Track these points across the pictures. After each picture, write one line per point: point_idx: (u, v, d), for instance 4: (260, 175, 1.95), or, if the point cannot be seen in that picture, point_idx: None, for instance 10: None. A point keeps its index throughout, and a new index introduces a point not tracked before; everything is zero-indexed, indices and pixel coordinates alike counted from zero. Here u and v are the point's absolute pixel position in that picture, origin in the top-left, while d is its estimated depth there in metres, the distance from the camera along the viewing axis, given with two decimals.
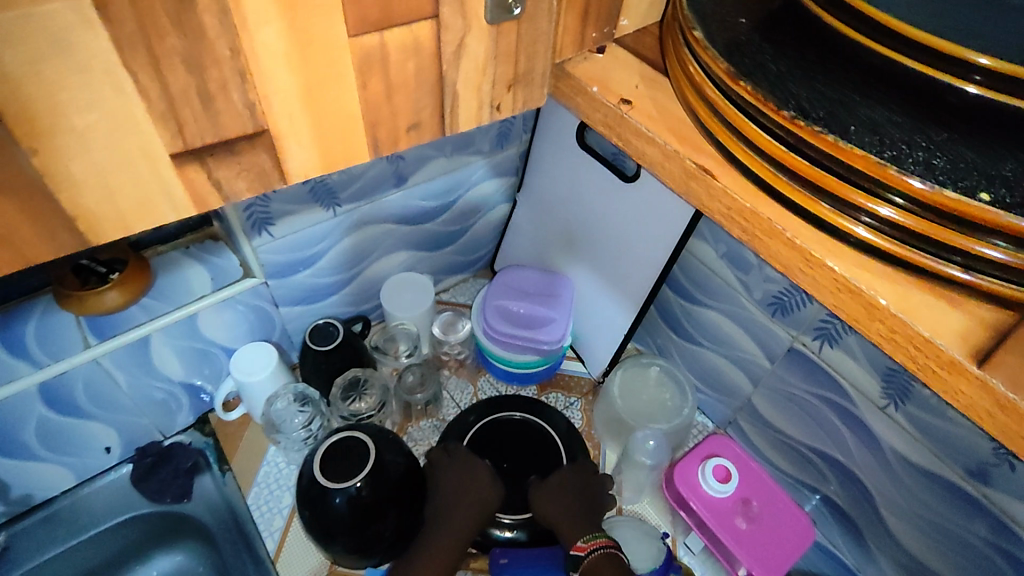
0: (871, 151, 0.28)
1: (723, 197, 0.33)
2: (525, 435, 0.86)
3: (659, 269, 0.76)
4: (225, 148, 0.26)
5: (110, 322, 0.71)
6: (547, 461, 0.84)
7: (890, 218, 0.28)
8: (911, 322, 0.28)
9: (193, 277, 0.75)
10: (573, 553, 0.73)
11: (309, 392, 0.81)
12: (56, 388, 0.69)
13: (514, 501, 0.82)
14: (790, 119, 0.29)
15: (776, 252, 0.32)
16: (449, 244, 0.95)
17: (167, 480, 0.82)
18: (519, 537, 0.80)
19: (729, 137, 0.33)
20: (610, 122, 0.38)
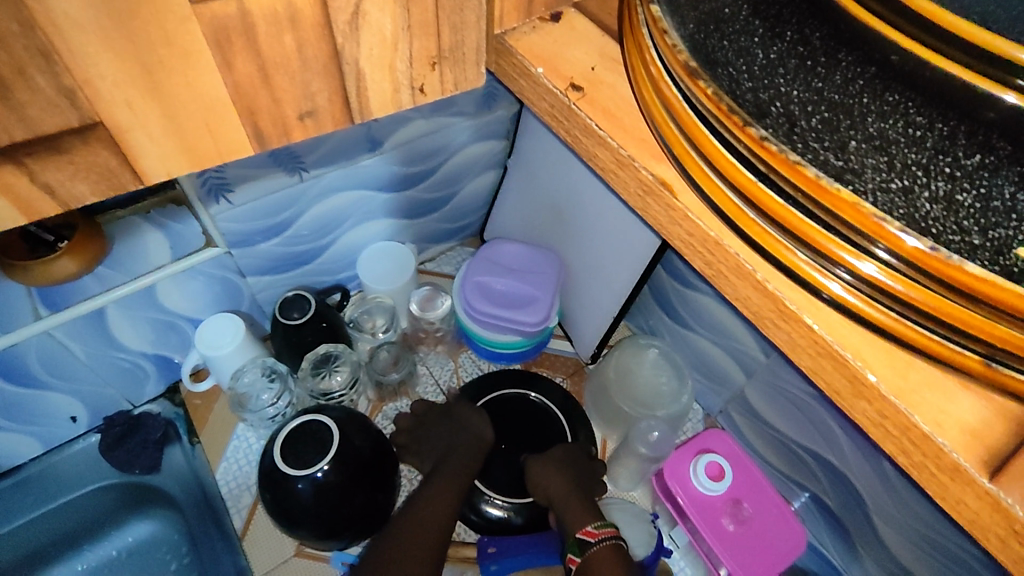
0: (868, 196, 0.24)
1: (685, 222, 0.32)
2: (531, 416, 0.82)
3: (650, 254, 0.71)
4: (47, 147, 0.22)
5: (63, 294, 0.67)
6: (550, 434, 0.80)
7: (871, 275, 0.26)
8: (911, 414, 0.27)
9: (152, 244, 0.71)
10: (580, 537, 0.68)
11: (277, 366, 0.78)
12: (7, 360, 0.65)
13: (513, 489, 0.77)
14: (759, 140, 0.26)
15: (746, 297, 0.31)
16: (433, 211, 0.90)
17: (135, 452, 0.78)
18: (513, 519, 0.75)
19: (694, 161, 0.31)
20: (556, 110, 0.37)
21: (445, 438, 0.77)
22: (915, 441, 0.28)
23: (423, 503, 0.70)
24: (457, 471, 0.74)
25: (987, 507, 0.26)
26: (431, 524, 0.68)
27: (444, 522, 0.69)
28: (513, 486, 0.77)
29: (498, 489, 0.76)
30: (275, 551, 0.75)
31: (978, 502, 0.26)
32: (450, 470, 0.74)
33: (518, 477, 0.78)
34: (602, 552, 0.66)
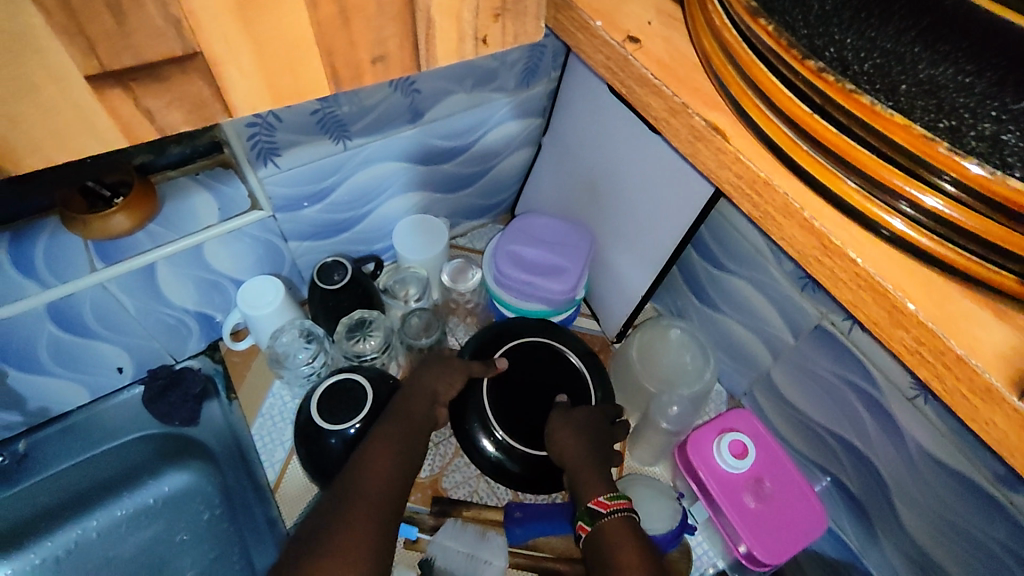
0: (920, 121, 0.26)
1: (737, 162, 0.34)
2: (564, 375, 0.76)
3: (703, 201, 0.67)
4: (151, 73, 0.25)
5: (117, 248, 0.71)
6: (573, 386, 0.76)
7: (935, 208, 0.27)
8: (948, 339, 0.29)
9: (201, 204, 0.74)
10: (591, 506, 0.63)
11: (315, 329, 0.81)
12: (64, 309, 0.69)
13: (527, 436, 0.72)
14: (816, 71, 0.27)
15: (793, 236, 0.34)
16: (468, 186, 0.93)
17: (177, 404, 0.81)
18: (507, 466, 0.71)
19: (754, 101, 0.32)
20: (612, 62, 0.39)
21: (416, 385, 0.70)
22: (949, 364, 0.29)
23: (371, 457, 0.61)
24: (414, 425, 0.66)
25: (1014, 425, 0.27)
26: (382, 482, 0.59)
27: (395, 482, 0.60)
28: (524, 430, 0.72)
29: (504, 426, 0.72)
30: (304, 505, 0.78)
31: (1007, 428, 0.28)
32: (388, 431, 0.64)
33: (536, 426, 0.72)
34: (614, 523, 0.61)
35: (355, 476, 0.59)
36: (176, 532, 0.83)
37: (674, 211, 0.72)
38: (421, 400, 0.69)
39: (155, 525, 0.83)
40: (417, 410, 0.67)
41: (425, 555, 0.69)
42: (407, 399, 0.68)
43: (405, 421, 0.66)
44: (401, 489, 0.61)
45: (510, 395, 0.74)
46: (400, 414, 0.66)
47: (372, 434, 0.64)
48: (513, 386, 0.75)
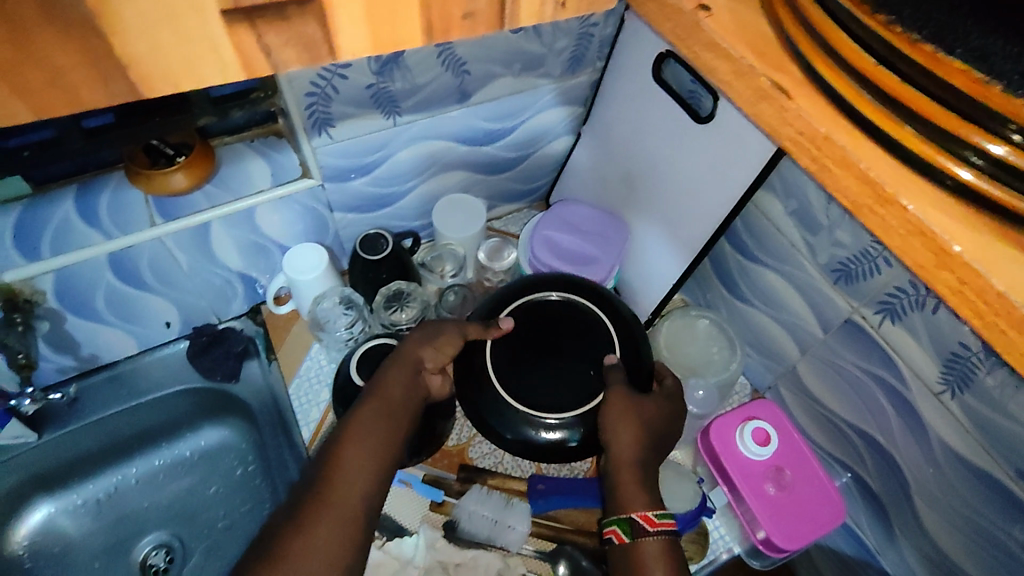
0: (980, 70, 0.28)
1: (799, 121, 0.36)
2: (558, 315, 0.69)
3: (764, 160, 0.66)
4: (276, 13, 0.28)
5: (174, 205, 0.74)
6: (593, 333, 0.68)
7: (1000, 155, 0.29)
8: (988, 275, 0.30)
9: (255, 169, 0.78)
10: (635, 518, 0.58)
11: (354, 297, 0.85)
12: (123, 260, 0.73)
13: (566, 401, 0.64)
14: (885, 23, 0.30)
15: (848, 187, 0.35)
16: (504, 170, 0.95)
17: (219, 360, 0.86)
18: (570, 442, 0.63)
19: (821, 58, 0.34)
20: (683, 29, 0.41)
21: (398, 366, 0.65)
22: (990, 301, 0.31)
23: (342, 449, 0.57)
24: (395, 411, 0.62)
25: None
26: (354, 477, 0.55)
27: (369, 477, 0.56)
28: (566, 398, 0.64)
29: (544, 404, 0.64)
30: None
31: None
32: (364, 410, 0.60)
33: (569, 384, 0.65)
34: (654, 544, 0.57)
35: (324, 470, 0.55)
36: (210, 484, 0.88)
37: (711, 199, 0.74)
38: (404, 380, 0.64)
39: (191, 476, 0.89)
40: (397, 384, 0.63)
41: (449, 518, 0.72)
42: (388, 374, 0.64)
43: (383, 398, 0.62)
44: (376, 485, 0.56)
45: (522, 363, 0.66)
46: (379, 399, 0.61)
47: (350, 414, 0.61)
48: (529, 350, 0.67)
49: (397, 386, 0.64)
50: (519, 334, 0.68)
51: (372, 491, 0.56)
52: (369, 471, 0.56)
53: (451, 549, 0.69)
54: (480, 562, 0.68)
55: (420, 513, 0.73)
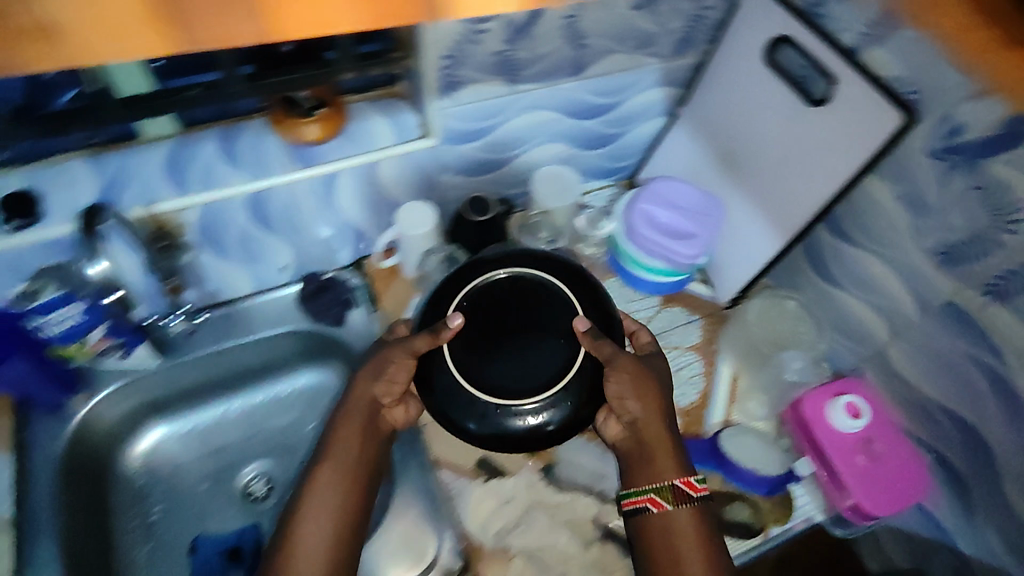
0: None
1: None
2: (507, 292, 0.69)
3: (887, 134, 0.69)
4: None
5: (310, 154, 0.80)
6: (552, 309, 0.68)
7: None
8: None
9: (378, 127, 0.82)
10: (680, 487, 0.67)
11: (456, 256, 0.92)
12: (263, 200, 0.79)
13: (534, 385, 0.65)
14: None
15: None
16: (601, 146, 0.98)
17: (328, 304, 0.91)
18: (547, 426, 0.64)
19: None
20: None
21: (347, 414, 0.72)
22: None
23: (308, 510, 0.66)
24: (353, 462, 0.70)
25: None
26: (318, 535, 0.65)
27: (334, 535, 0.66)
28: (543, 382, 0.65)
29: (521, 390, 0.64)
30: None
31: None
32: (321, 474, 0.69)
33: (537, 366, 0.65)
34: (685, 511, 0.67)
35: (292, 529, 0.66)
36: (307, 422, 0.95)
37: (822, 178, 0.77)
38: (357, 427, 0.72)
39: (289, 414, 0.95)
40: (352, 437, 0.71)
41: (549, 463, 0.78)
42: (344, 422, 0.72)
43: (341, 454, 0.70)
44: (343, 539, 0.66)
45: (484, 355, 0.66)
46: (335, 452, 0.70)
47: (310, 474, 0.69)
48: (490, 340, 0.67)
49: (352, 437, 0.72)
50: (475, 327, 0.67)
51: (336, 547, 0.66)
52: (330, 538, 0.66)
53: (552, 491, 0.76)
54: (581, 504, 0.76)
55: (519, 458, 0.79)
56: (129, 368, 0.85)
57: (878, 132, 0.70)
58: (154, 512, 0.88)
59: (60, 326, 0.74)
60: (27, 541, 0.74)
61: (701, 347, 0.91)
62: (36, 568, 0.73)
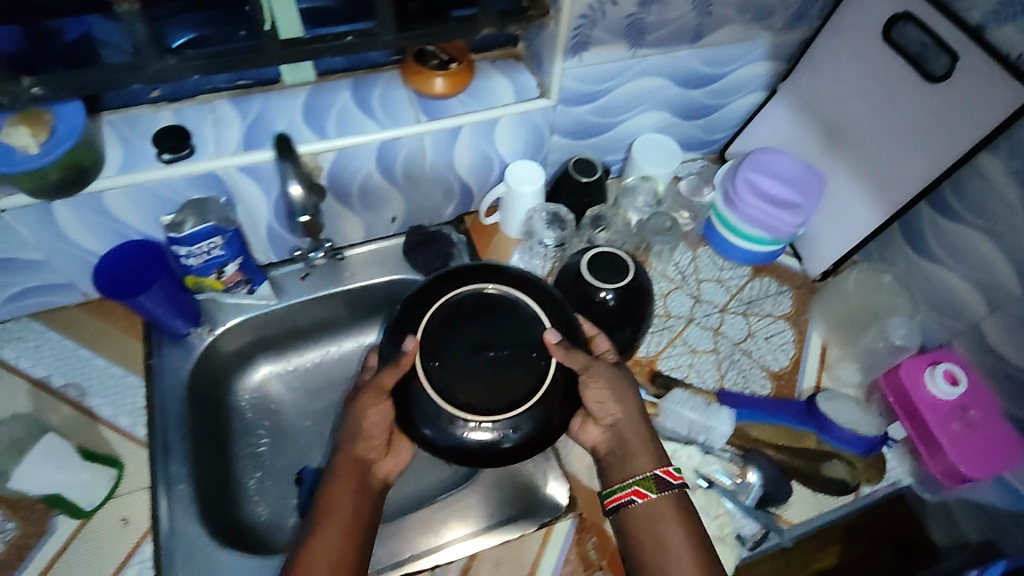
0: None
1: None
2: (475, 306, 0.66)
3: (1012, 112, 0.71)
4: None
5: (437, 107, 0.83)
6: (517, 325, 0.65)
7: None
8: None
9: (499, 85, 0.86)
10: (660, 475, 0.68)
11: (559, 213, 0.93)
12: (390, 149, 0.82)
13: (500, 402, 0.61)
14: None
15: None
16: (698, 117, 1.01)
17: (431, 258, 0.94)
18: (512, 442, 0.61)
19: None
20: None
21: (333, 475, 0.70)
22: None
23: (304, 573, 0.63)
24: (348, 521, 0.67)
25: None
26: None
27: None
28: (510, 399, 0.61)
29: (488, 406, 0.61)
30: None
31: None
32: (321, 540, 0.66)
33: (504, 380, 0.62)
34: (668, 498, 0.68)
35: None
36: None
37: (935, 155, 0.79)
38: (349, 485, 0.69)
39: None
40: (343, 498, 0.68)
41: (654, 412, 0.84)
42: (334, 484, 0.69)
43: (334, 509, 0.67)
44: None
45: (451, 375, 0.62)
46: (328, 511, 0.67)
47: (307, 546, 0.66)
48: (456, 358, 0.63)
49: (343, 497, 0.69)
50: (439, 347, 0.63)
51: None
52: None
53: None
54: (683, 453, 0.82)
55: None
56: (246, 304, 0.90)
57: (1001, 108, 0.72)
58: (261, 443, 0.91)
59: (200, 258, 0.80)
60: (159, 458, 0.76)
61: (791, 316, 0.95)
62: (168, 483, 0.76)
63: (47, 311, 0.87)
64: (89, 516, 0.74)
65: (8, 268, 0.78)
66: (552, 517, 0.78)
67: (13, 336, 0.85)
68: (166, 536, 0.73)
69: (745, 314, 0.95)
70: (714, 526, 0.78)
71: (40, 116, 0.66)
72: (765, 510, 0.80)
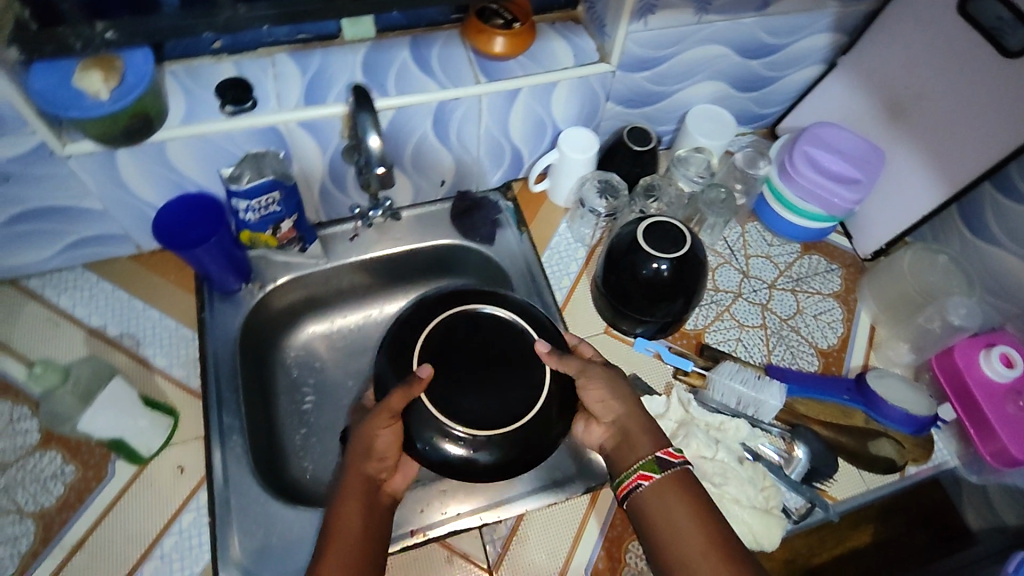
0: None
1: None
2: (463, 327, 0.69)
3: None
4: None
5: (495, 68, 0.82)
6: (508, 342, 0.69)
7: None
8: None
9: (558, 48, 0.85)
10: (660, 456, 0.66)
11: (611, 181, 0.93)
12: (446, 110, 0.81)
13: (505, 415, 0.65)
14: None
15: None
16: (753, 89, 0.99)
17: (479, 222, 0.95)
18: (517, 453, 0.64)
19: None
20: None
21: (341, 493, 0.67)
22: None
23: None
24: (361, 538, 0.65)
25: None
26: None
27: None
28: (513, 409, 0.65)
29: (488, 416, 0.64)
30: (588, 322, 0.90)
31: None
32: (328, 559, 0.62)
33: (504, 395, 0.66)
34: (672, 476, 0.65)
35: None
36: None
37: (1003, 134, 0.78)
38: (357, 503, 0.67)
39: None
40: (353, 515, 0.66)
41: (700, 385, 0.83)
42: (343, 505, 0.66)
43: (344, 526, 0.64)
44: None
45: (453, 394, 0.65)
46: (339, 525, 0.65)
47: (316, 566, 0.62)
48: (455, 377, 0.66)
49: (352, 515, 0.66)
50: (438, 368, 0.66)
51: None
52: None
53: (703, 412, 0.81)
54: (732, 423, 0.80)
55: (672, 377, 0.86)
56: (295, 262, 0.90)
57: None
58: (306, 401, 0.91)
59: (258, 213, 0.79)
60: (212, 410, 0.77)
61: (841, 294, 0.95)
62: (221, 435, 0.77)
63: (100, 263, 0.87)
64: (146, 463, 0.75)
65: (65, 215, 0.78)
66: (597, 482, 0.78)
67: (67, 285, 0.85)
68: (220, 486, 0.74)
69: (794, 290, 0.94)
70: (760, 497, 0.76)
71: (112, 62, 0.67)
72: (810, 485, 0.80)
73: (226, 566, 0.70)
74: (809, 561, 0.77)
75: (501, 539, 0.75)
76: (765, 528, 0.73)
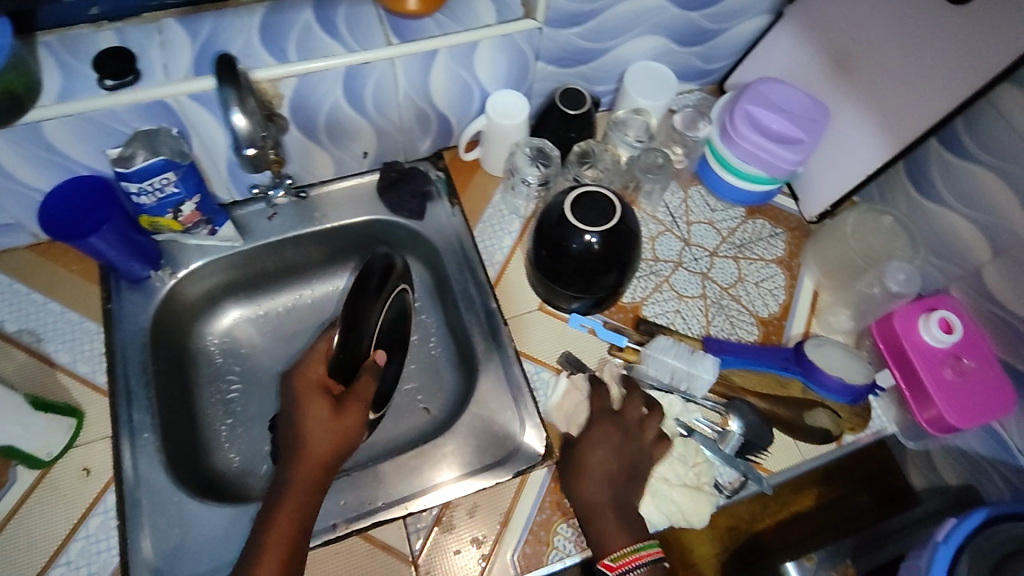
0: None
1: None
2: (399, 308, 0.81)
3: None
4: None
5: (409, 28, 0.76)
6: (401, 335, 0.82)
7: None
8: None
9: (480, 5, 0.79)
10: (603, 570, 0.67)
11: (544, 149, 0.87)
12: (356, 77, 0.75)
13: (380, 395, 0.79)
14: None
15: None
16: (695, 43, 0.93)
17: (406, 197, 0.89)
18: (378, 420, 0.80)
19: None
20: None
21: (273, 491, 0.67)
22: None
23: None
24: (299, 523, 0.66)
25: None
26: None
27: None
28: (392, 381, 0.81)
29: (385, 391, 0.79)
30: (522, 299, 0.86)
31: None
32: (265, 560, 0.63)
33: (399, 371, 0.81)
34: None
35: None
36: None
37: (947, 89, 0.73)
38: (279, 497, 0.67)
39: None
40: (292, 507, 0.66)
41: (631, 362, 0.81)
42: (286, 499, 0.66)
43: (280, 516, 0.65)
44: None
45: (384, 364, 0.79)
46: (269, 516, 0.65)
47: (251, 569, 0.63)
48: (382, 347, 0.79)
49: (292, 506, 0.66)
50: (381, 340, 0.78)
51: None
52: None
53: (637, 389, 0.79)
54: (664, 401, 0.79)
55: (606, 354, 0.83)
56: (209, 246, 0.85)
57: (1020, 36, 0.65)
58: (232, 390, 0.88)
59: (154, 196, 0.73)
60: (121, 405, 0.74)
61: (784, 260, 0.91)
62: (132, 431, 0.74)
63: None
64: (50, 467, 0.71)
65: None
66: (527, 465, 0.76)
67: None
68: (131, 486, 0.71)
69: (736, 257, 0.91)
70: (691, 474, 0.75)
71: None
72: (745, 457, 0.78)
73: (138, 567, 0.67)
74: (751, 527, 0.77)
75: (426, 527, 0.73)
76: (694, 505, 0.72)
